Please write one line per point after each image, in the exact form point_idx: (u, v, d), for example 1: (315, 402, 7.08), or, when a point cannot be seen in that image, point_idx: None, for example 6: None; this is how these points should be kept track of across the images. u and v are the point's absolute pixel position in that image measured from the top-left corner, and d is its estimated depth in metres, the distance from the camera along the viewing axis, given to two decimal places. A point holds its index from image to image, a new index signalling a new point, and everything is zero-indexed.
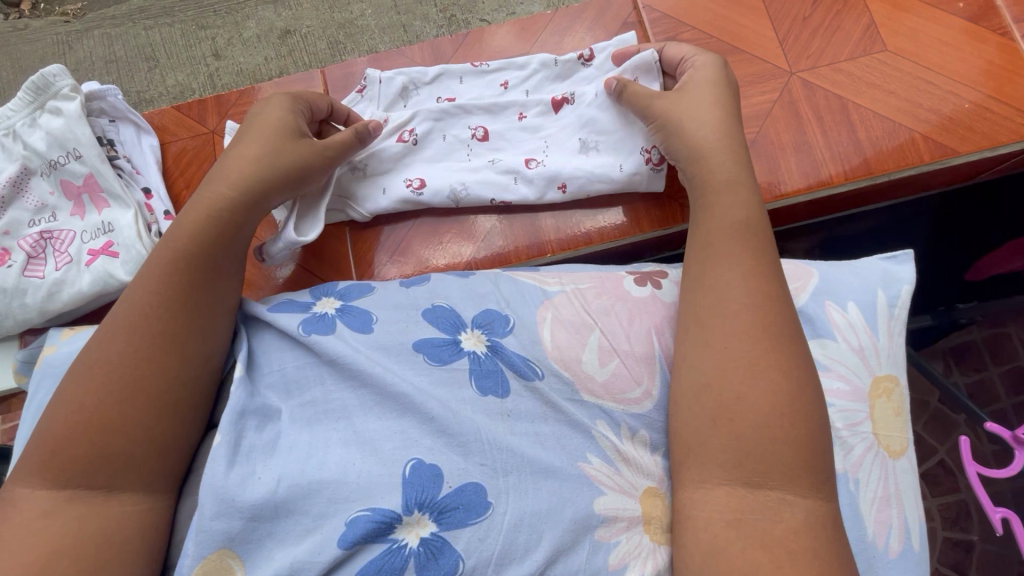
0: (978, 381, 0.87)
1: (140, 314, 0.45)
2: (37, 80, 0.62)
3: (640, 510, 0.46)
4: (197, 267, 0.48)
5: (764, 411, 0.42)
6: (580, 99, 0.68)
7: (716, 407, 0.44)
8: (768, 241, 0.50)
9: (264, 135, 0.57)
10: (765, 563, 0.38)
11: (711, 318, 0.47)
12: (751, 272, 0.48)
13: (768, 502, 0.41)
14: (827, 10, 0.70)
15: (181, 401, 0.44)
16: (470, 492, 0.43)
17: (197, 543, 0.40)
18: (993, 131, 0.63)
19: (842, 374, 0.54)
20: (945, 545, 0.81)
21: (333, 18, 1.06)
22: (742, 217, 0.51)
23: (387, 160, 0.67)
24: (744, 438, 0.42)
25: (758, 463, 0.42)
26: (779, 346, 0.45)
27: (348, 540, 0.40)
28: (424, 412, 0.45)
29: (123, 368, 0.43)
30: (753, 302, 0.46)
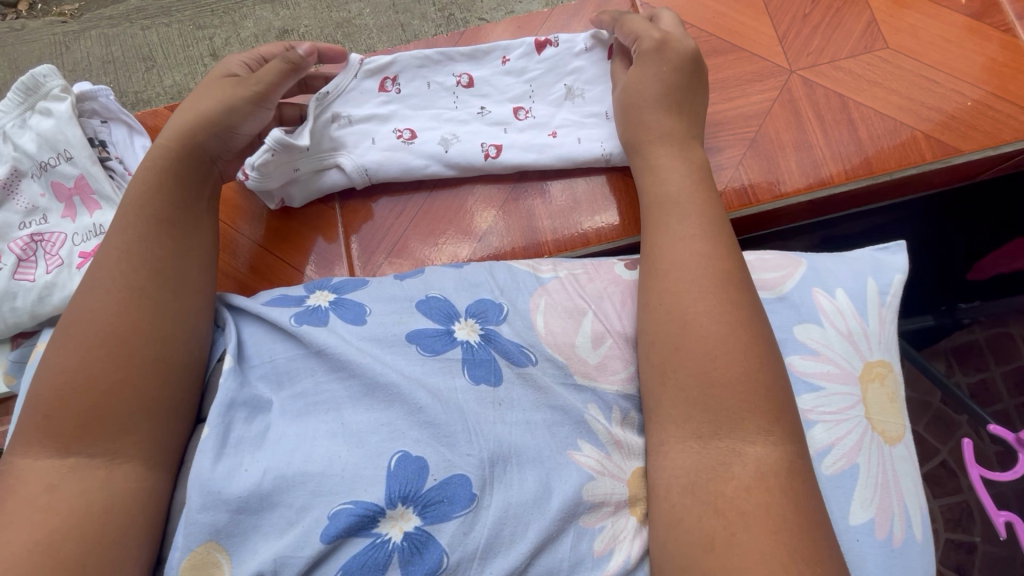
0: (980, 381, 0.86)
1: (110, 267, 0.46)
2: (27, 81, 0.62)
3: (627, 488, 0.46)
4: (164, 222, 0.50)
5: (733, 382, 0.42)
6: (562, 40, 0.69)
7: (668, 364, 0.45)
8: (714, 203, 0.51)
9: (212, 89, 0.59)
10: (719, 529, 0.38)
11: (654, 277, 0.48)
12: (694, 230, 0.48)
13: (720, 458, 0.41)
14: (828, 7, 0.69)
15: (161, 353, 0.44)
16: (454, 484, 0.42)
17: (185, 536, 0.40)
18: (996, 129, 0.63)
19: (831, 357, 0.53)
20: (947, 547, 0.81)
21: (331, 18, 1.05)
22: (681, 185, 0.52)
23: (373, 109, 0.68)
24: (687, 386, 0.43)
25: (706, 412, 0.42)
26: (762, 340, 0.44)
27: (330, 534, 0.40)
28: (413, 402, 0.44)
29: (97, 321, 0.44)
30: (731, 289, 0.45)
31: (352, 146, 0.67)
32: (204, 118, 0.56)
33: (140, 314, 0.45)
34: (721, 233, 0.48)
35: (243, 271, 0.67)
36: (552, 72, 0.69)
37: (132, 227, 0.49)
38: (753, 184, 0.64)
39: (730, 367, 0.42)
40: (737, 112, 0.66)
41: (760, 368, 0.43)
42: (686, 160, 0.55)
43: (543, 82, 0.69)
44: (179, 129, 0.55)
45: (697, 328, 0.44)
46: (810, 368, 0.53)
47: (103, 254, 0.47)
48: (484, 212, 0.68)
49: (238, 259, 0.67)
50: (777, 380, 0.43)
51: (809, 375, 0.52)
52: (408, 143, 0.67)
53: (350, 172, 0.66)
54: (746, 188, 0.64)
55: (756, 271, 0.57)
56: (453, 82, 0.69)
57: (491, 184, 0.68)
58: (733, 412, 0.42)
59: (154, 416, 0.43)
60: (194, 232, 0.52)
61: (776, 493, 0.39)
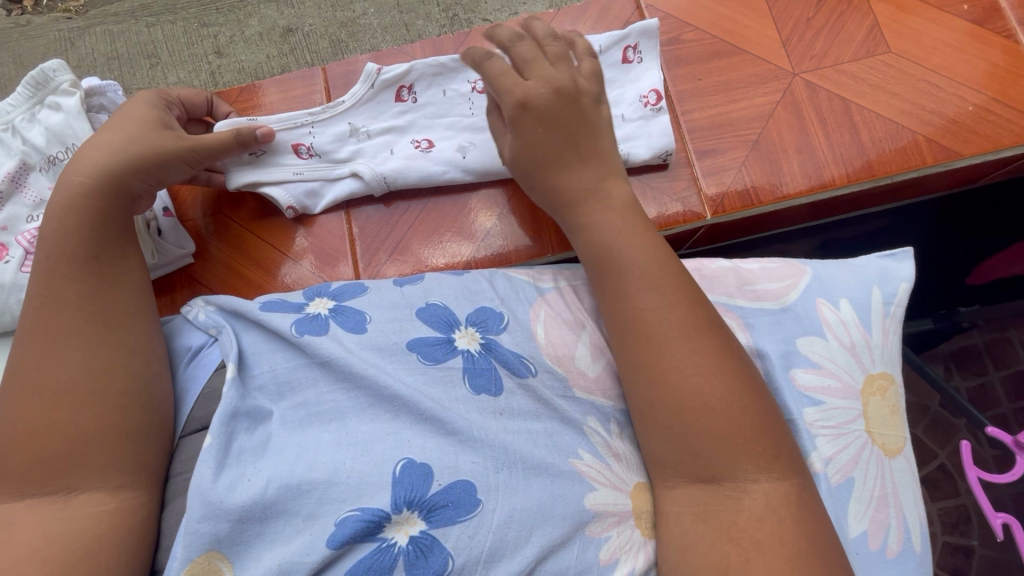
0: (979, 385, 0.87)
1: (36, 320, 0.46)
2: (37, 75, 0.62)
3: (630, 505, 0.46)
4: (87, 261, 0.49)
5: (727, 416, 0.42)
6: None
7: (652, 413, 0.45)
8: (662, 248, 0.49)
9: (128, 126, 0.56)
10: (734, 556, 0.39)
11: (618, 329, 0.48)
12: (640, 283, 0.47)
13: (727, 492, 0.41)
14: (831, 11, 0.70)
15: (105, 390, 0.45)
16: (459, 489, 0.42)
17: (185, 546, 0.39)
18: (997, 134, 0.63)
19: (833, 371, 0.53)
20: (944, 550, 0.81)
21: (335, 17, 1.06)
22: (619, 236, 0.50)
23: (390, 119, 0.69)
24: (676, 434, 0.44)
25: (699, 457, 0.43)
26: (728, 375, 0.44)
27: (337, 540, 0.40)
28: (419, 411, 0.45)
29: (35, 372, 0.44)
30: (688, 345, 0.44)
31: (370, 154, 0.68)
32: (136, 159, 0.54)
33: (72, 364, 0.44)
34: (664, 276, 0.47)
35: (246, 266, 0.68)
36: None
37: (57, 251, 0.49)
38: (755, 185, 0.64)
39: (713, 397, 0.43)
40: (739, 114, 0.67)
41: (747, 403, 0.43)
42: (609, 211, 0.51)
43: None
44: (99, 168, 0.53)
45: (672, 380, 0.44)
46: (810, 381, 0.53)
47: (30, 291, 0.48)
48: (486, 213, 0.68)
49: (240, 254, 0.68)
50: (742, 396, 0.43)
51: (812, 390, 0.53)
52: (426, 153, 0.68)
53: (368, 179, 0.66)
54: (749, 189, 0.64)
55: (761, 281, 0.58)
56: (467, 87, 0.69)
57: (494, 187, 0.69)
58: (713, 443, 0.42)
59: (126, 439, 0.44)
60: (118, 265, 0.51)
61: (787, 523, 0.40)
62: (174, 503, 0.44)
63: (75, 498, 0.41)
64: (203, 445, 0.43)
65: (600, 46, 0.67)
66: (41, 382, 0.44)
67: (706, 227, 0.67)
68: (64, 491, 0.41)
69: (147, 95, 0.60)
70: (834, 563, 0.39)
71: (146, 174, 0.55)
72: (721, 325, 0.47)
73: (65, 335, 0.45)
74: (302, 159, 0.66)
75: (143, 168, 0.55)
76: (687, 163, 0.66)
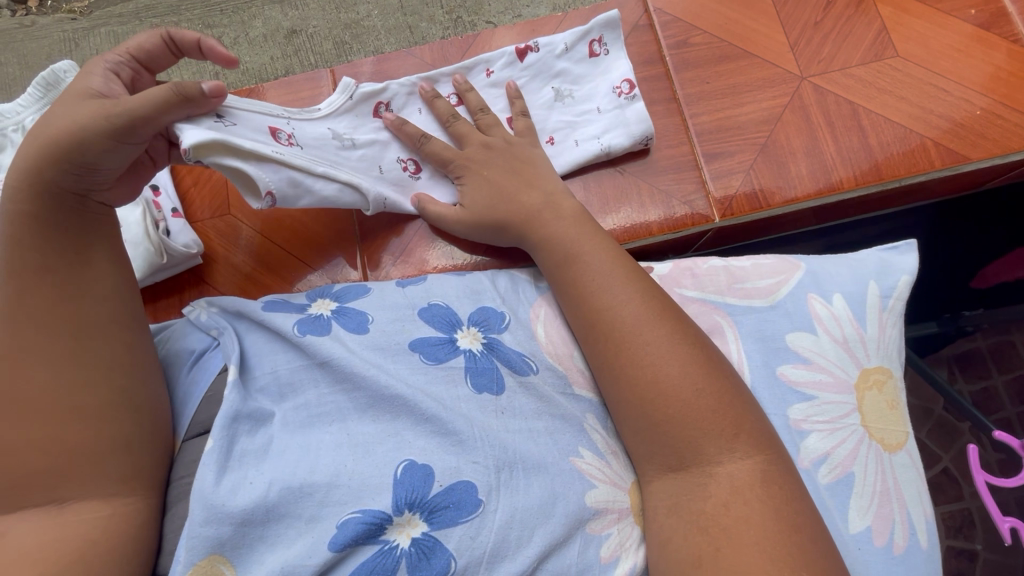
0: (983, 389, 0.86)
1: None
2: (48, 76, 0.63)
3: (628, 498, 0.47)
4: (46, 272, 0.46)
5: (687, 398, 0.44)
6: (541, 44, 0.68)
7: (620, 406, 0.47)
8: (610, 250, 0.53)
9: (59, 107, 0.49)
10: (706, 547, 0.40)
11: (581, 328, 0.51)
12: (592, 285, 0.51)
13: (694, 479, 0.43)
14: (838, 15, 0.70)
15: (103, 403, 0.45)
16: (460, 490, 0.42)
17: (187, 550, 0.39)
18: (1004, 139, 0.63)
19: (824, 366, 0.54)
20: (948, 554, 0.81)
21: (339, 19, 1.06)
22: (572, 244, 0.54)
23: (370, 133, 0.64)
24: (643, 425, 0.45)
25: (667, 445, 0.44)
26: (687, 364, 0.46)
27: (339, 543, 0.40)
28: (420, 411, 0.45)
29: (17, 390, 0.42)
30: (642, 338, 0.47)
31: (356, 167, 0.63)
32: (58, 151, 0.47)
33: (59, 383, 0.43)
34: (615, 276, 0.51)
35: (251, 266, 0.68)
36: (537, 79, 0.68)
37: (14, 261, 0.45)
38: (764, 188, 0.64)
39: (675, 377, 0.45)
40: (746, 118, 0.67)
41: (708, 388, 0.45)
42: (562, 221, 0.56)
43: (530, 89, 0.68)
44: (32, 166, 0.47)
45: (631, 373, 0.46)
46: (800, 377, 0.53)
47: None
48: None
49: (244, 254, 0.68)
50: (701, 383, 0.45)
51: (802, 385, 0.53)
52: (415, 177, 0.66)
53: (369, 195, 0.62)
54: (756, 192, 0.64)
55: (751, 278, 0.58)
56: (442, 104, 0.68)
57: None
58: (678, 430, 0.44)
59: (127, 441, 0.44)
60: (79, 272, 0.48)
61: (753, 505, 0.40)
62: (176, 507, 0.44)
63: (68, 507, 0.41)
64: (205, 448, 0.43)
65: (565, 44, 0.68)
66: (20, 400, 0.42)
67: (714, 229, 0.67)
68: (53, 501, 0.41)
69: (88, 65, 0.51)
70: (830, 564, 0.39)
71: (67, 164, 0.47)
72: (679, 316, 0.49)
73: (35, 352, 0.43)
74: (281, 144, 0.57)
75: (63, 154, 0.47)
76: (696, 167, 0.66)
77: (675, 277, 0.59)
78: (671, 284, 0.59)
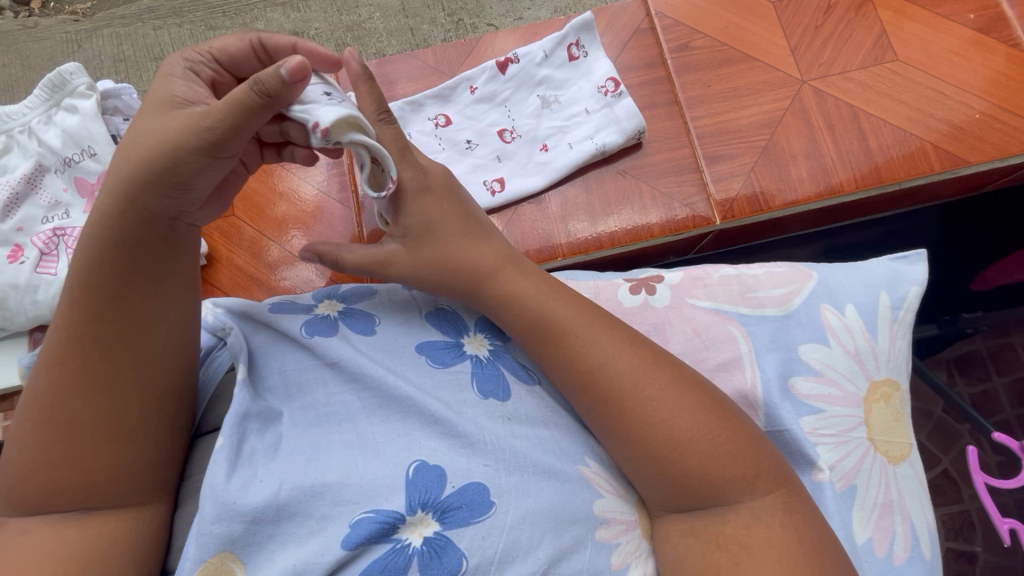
0: (982, 392, 0.84)
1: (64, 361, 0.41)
2: (55, 77, 0.63)
3: (636, 517, 0.47)
4: (115, 299, 0.42)
5: (704, 446, 0.43)
6: (520, 55, 0.71)
7: (633, 466, 0.45)
8: (585, 304, 0.49)
9: (146, 119, 0.43)
10: (726, 562, 0.40)
11: (574, 392, 0.47)
12: (581, 344, 0.47)
13: (713, 511, 0.43)
14: (839, 19, 0.70)
15: (136, 427, 0.42)
16: (473, 491, 0.42)
17: (197, 547, 0.39)
18: (1003, 141, 0.63)
19: (834, 379, 0.54)
20: (948, 556, 0.81)
21: (341, 21, 1.06)
22: (546, 300, 0.49)
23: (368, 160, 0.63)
24: (660, 480, 0.44)
25: (686, 491, 0.43)
26: (694, 414, 0.44)
27: (352, 541, 0.40)
28: (430, 413, 0.45)
29: (53, 408, 0.40)
30: (644, 397, 0.45)
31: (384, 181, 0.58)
32: (145, 172, 0.41)
33: (96, 405, 0.41)
34: (602, 333, 0.47)
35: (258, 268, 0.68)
36: (521, 88, 0.71)
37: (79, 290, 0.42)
38: (765, 191, 0.65)
39: (686, 427, 0.44)
40: (748, 121, 0.67)
41: (721, 431, 0.44)
42: (529, 273, 0.51)
43: (516, 99, 0.71)
44: (116, 187, 0.42)
45: (643, 434, 0.44)
46: (809, 390, 0.53)
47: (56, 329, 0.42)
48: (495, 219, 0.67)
49: (250, 257, 0.68)
50: (711, 424, 0.44)
51: (812, 399, 0.53)
52: None
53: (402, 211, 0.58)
54: (757, 195, 0.65)
55: (765, 288, 0.58)
56: (432, 125, 0.70)
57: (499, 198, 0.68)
58: (700, 480, 0.43)
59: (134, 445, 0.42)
60: (151, 302, 0.43)
61: None
62: (184, 505, 0.45)
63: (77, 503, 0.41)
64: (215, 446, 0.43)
65: (544, 52, 0.71)
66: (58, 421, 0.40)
67: (715, 231, 0.67)
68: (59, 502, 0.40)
69: (167, 65, 0.46)
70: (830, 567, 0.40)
71: (164, 185, 0.41)
72: (671, 358, 0.48)
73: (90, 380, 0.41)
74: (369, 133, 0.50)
75: (154, 176, 0.41)
76: (697, 169, 0.66)
77: (685, 286, 0.59)
78: (683, 293, 0.59)
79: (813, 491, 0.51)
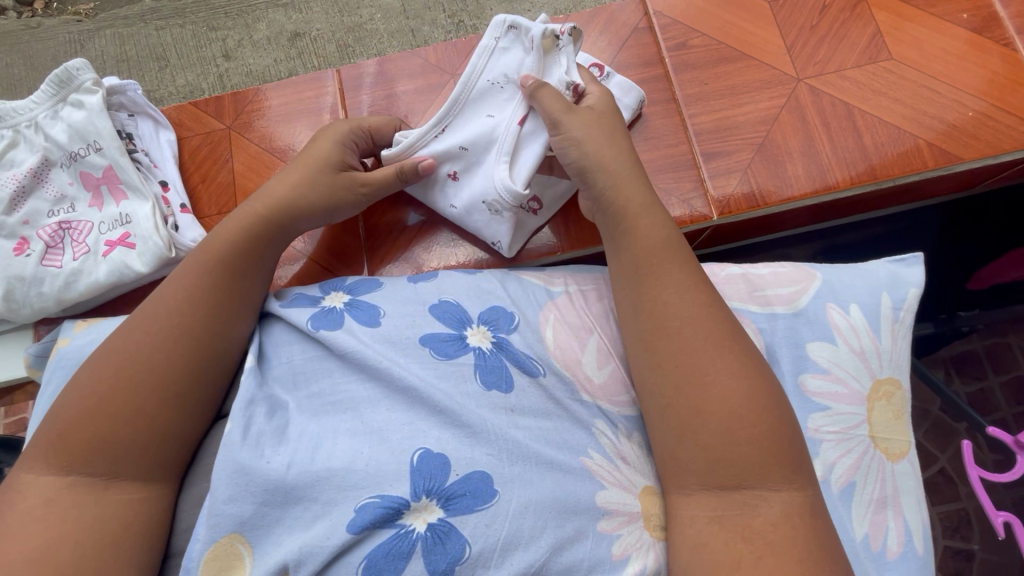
0: (978, 390, 0.86)
1: (156, 320, 0.47)
2: (61, 73, 0.64)
3: (639, 507, 0.46)
4: (228, 280, 0.51)
5: (757, 422, 0.43)
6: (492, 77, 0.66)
7: (686, 425, 0.44)
8: (690, 255, 0.51)
9: (311, 163, 0.60)
10: (747, 554, 0.39)
11: (655, 335, 0.48)
12: (683, 281, 0.49)
13: (745, 498, 0.42)
14: (834, 19, 0.71)
15: (174, 391, 0.45)
16: (476, 480, 0.43)
17: (209, 527, 0.40)
18: (997, 139, 0.64)
19: (840, 377, 0.54)
20: (945, 554, 0.81)
21: (342, 22, 1.07)
22: (655, 240, 0.51)
23: (466, 162, 0.63)
24: (710, 445, 0.43)
25: (729, 467, 0.42)
26: (755, 391, 0.44)
27: (357, 526, 0.40)
28: (433, 403, 0.45)
29: (118, 372, 0.44)
30: (722, 351, 0.45)
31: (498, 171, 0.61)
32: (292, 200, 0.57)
33: (148, 379, 0.44)
34: (702, 281, 0.49)
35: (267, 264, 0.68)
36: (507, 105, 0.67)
37: (203, 261, 0.51)
38: (762, 189, 0.65)
39: (738, 397, 0.44)
40: (744, 118, 0.68)
41: (772, 413, 0.44)
42: (639, 213, 0.54)
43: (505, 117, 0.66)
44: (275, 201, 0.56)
45: (718, 386, 0.44)
46: (817, 387, 0.54)
47: (170, 287, 0.49)
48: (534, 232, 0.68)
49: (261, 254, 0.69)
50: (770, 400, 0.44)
51: (820, 395, 0.54)
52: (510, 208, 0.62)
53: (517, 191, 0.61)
54: (754, 192, 0.65)
55: (771, 286, 0.59)
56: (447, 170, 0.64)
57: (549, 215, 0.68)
58: (746, 457, 0.42)
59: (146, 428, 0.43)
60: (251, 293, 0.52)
61: None
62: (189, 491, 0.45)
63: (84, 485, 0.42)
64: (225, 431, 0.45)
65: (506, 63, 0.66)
66: (121, 380, 0.44)
67: (711, 227, 0.68)
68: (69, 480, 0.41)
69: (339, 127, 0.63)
70: (839, 562, 0.40)
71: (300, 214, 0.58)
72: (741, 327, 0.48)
73: (169, 345, 0.46)
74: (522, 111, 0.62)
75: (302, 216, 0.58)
76: (694, 166, 0.67)
77: None
78: None
79: (819, 487, 0.51)
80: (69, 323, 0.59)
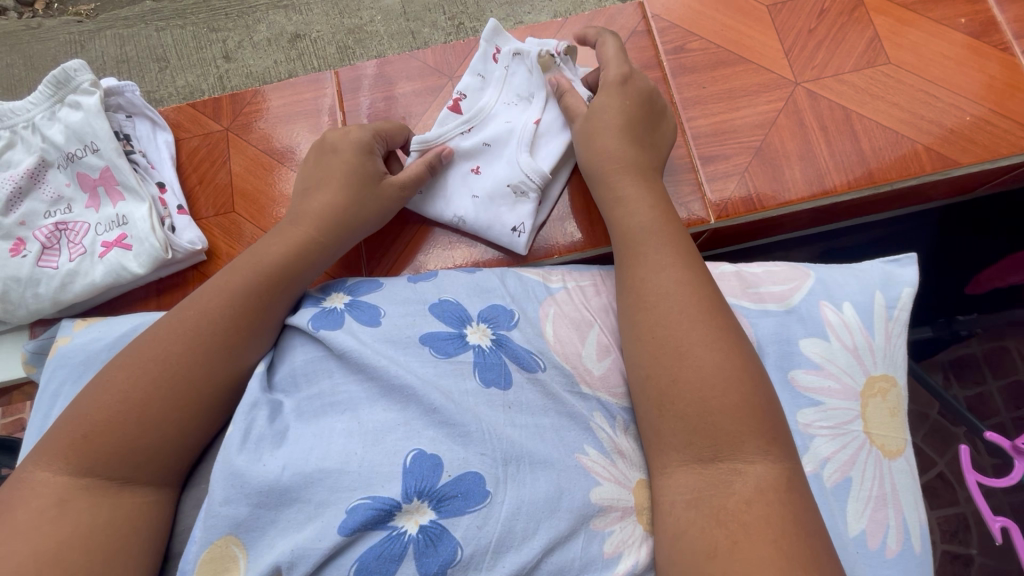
0: (976, 394, 0.86)
1: (194, 324, 0.47)
2: (58, 74, 0.64)
3: (632, 500, 0.46)
4: (275, 292, 0.52)
5: (732, 392, 0.43)
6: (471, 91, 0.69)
7: (664, 398, 0.45)
8: (683, 235, 0.52)
9: (348, 183, 0.60)
10: (721, 538, 0.38)
11: (640, 308, 0.49)
12: (670, 259, 0.50)
13: (721, 474, 0.41)
14: (832, 23, 0.71)
15: (190, 395, 0.45)
16: (468, 481, 0.43)
17: (205, 529, 0.41)
18: (994, 144, 0.64)
19: (834, 373, 0.54)
20: (943, 559, 0.81)
21: (343, 24, 1.07)
22: (646, 220, 0.53)
23: (487, 157, 0.67)
24: (687, 416, 0.43)
25: (707, 438, 0.42)
26: (733, 366, 0.44)
27: (349, 527, 0.40)
28: (428, 402, 0.45)
29: (147, 372, 0.45)
30: (700, 322, 0.46)
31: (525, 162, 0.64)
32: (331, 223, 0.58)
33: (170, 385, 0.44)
34: (692, 258, 0.50)
35: None
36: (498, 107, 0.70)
37: (249, 273, 0.51)
38: (759, 193, 0.65)
39: (713, 369, 0.44)
40: (742, 121, 0.68)
41: (752, 390, 0.43)
42: (634, 194, 0.56)
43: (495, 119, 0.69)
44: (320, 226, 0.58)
45: (694, 358, 0.44)
46: (810, 382, 0.54)
47: (212, 295, 0.49)
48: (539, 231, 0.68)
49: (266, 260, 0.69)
50: (757, 388, 0.44)
51: (814, 392, 0.54)
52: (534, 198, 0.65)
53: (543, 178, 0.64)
54: (751, 195, 0.65)
55: (764, 284, 0.59)
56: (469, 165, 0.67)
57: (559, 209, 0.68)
58: (726, 430, 0.42)
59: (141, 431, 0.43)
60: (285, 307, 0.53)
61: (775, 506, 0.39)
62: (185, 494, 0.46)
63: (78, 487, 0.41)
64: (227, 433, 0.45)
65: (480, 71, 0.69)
66: (160, 381, 0.44)
67: (709, 231, 0.68)
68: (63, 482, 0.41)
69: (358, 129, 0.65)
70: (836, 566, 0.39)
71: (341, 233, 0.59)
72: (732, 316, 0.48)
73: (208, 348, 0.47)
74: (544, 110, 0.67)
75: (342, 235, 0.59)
76: (691, 169, 0.67)
77: None
78: None
79: (810, 482, 0.51)
80: (64, 323, 0.59)
